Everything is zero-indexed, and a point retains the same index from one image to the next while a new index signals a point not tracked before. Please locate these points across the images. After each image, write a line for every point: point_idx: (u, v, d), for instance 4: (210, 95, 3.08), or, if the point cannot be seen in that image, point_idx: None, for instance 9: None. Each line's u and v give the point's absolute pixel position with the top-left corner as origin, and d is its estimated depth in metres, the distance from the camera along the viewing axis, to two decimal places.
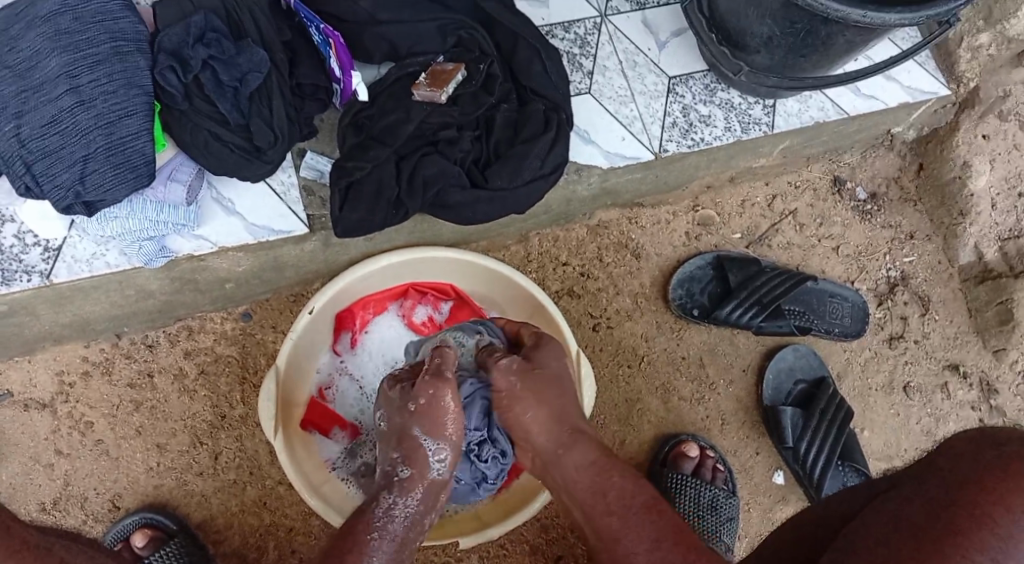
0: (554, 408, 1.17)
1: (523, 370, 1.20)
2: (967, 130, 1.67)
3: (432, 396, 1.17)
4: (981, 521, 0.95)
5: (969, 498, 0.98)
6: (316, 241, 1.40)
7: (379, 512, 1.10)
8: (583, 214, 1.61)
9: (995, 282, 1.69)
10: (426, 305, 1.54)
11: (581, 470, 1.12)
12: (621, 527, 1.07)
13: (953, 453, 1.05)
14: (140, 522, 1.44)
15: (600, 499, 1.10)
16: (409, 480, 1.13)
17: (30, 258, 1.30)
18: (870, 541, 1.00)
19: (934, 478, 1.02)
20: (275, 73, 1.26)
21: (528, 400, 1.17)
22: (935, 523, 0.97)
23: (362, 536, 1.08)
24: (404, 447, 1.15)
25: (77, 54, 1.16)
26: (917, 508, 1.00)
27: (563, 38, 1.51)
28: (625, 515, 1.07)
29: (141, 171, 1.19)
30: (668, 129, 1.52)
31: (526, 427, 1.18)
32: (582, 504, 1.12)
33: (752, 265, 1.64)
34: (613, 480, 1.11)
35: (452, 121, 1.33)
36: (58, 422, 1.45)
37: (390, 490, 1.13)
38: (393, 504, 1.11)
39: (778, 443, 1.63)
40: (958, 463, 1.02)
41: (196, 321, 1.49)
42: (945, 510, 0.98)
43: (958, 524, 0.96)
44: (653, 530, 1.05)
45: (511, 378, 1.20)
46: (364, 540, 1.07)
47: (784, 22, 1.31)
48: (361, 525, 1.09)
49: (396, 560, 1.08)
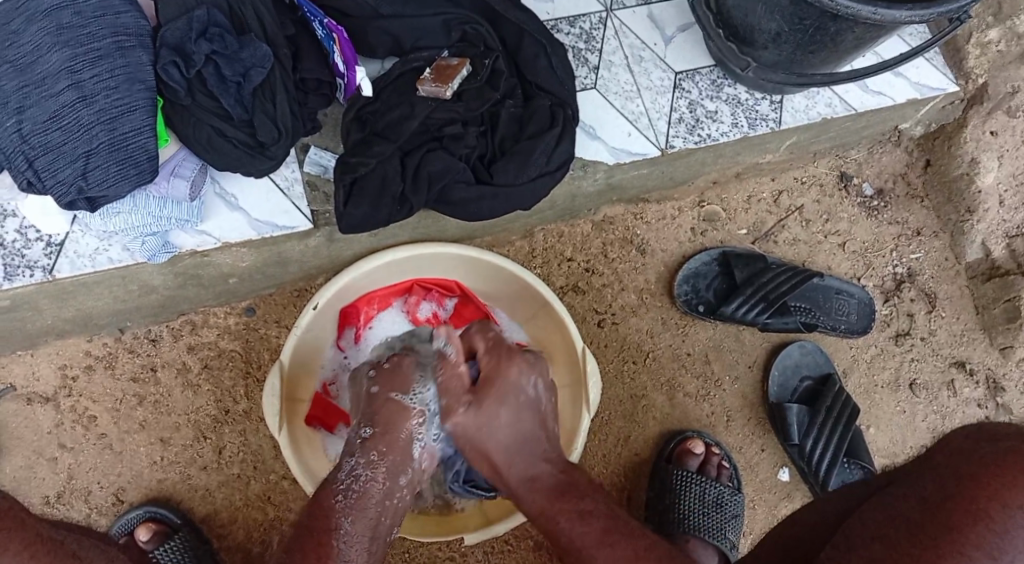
0: (519, 433, 1.16)
1: (480, 410, 1.16)
2: (976, 126, 1.65)
3: (399, 359, 1.27)
4: (979, 516, 0.94)
5: (964, 494, 0.97)
6: (320, 236, 1.40)
7: (343, 475, 1.15)
8: (588, 210, 1.60)
9: (1003, 279, 1.68)
10: (430, 301, 1.53)
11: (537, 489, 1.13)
12: (571, 529, 1.08)
13: (949, 447, 1.04)
14: (144, 516, 1.44)
15: (554, 518, 1.10)
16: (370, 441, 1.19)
17: (33, 252, 1.30)
18: (867, 538, 1.00)
19: (930, 473, 1.02)
20: (279, 69, 1.24)
21: (491, 427, 1.16)
22: (932, 521, 0.97)
23: (326, 501, 1.13)
24: (374, 413, 1.21)
25: (79, 48, 1.15)
26: (914, 506, 1.00)
27: (569, 32, 1.50)
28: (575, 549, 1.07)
29: (144, 167, 1.18)
30: (674, 124, 1.51)
31: (490, 456, 1.16)
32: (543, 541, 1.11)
33: (758, 261, 1.63)
34: (568, 504, 1.10)
35: (457, 117, 1.32)
36: (61, 417, 1.45)
37: (351, 455, 1.18)
38: (356, 469, 1.16)
39: (783, 440, 1.62)
40: (953, 458, 1.02)
41: (200, 316, 1.48)
42: (941, 506, 0.97)
43: (954, 520, 0.95)
44: (604, 547, 1.06)
45: (470, 418, 1.16)
46: (328, 507, 1.12)
47: (792, 18, 1.30)
48: (326, 495, 1.14)
49: (359, 531, 1.12)
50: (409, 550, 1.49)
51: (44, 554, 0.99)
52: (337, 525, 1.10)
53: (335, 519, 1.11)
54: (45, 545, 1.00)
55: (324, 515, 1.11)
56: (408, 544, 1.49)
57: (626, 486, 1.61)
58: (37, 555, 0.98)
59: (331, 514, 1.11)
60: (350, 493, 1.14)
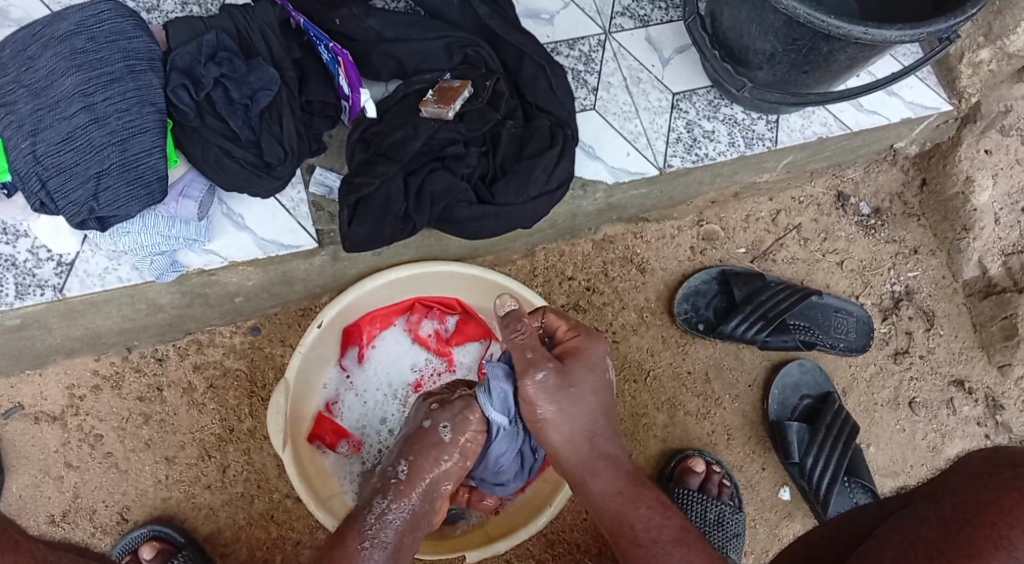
0: (586, 422, 1.19)
1: (561, 383, 1.18)
2: (970, 145, 1.68)
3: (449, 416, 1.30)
4: (999, 543, 0.97)
5: (983, 520, 1.00)
6: (324, 255, 1.42)
7: (372, 518, 1.19)
8: (589, 229, 1.63)
9: (999, 296, 1.69)
10: (432, 319, 1.55)
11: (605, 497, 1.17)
12: (648, 520, 1.15)
13: (968, 472, 1.07)
14: (147, 535, 1.45)
15: (628, 508, 1.16)
16: (403, 485, 1.23)
17: (43, 271, 1.32)
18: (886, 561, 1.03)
19: (948, 498, 1.05)
20: (284, 91, 1.28)
21: (574, 400, 1.18)
22: (951, 545, 1.00)
23: (352, 544, 1.16)
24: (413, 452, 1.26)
25: (92, 72, 1.19)
26: (933, 532, 1.03)
27: (569, 55, 1.53)
28: (651, 541, 1.13)
29: (154, 186, 1.21)
30: (672, 144, 1.54)
31: (558, 425, 1.19)
32: (609, 531, 1.17)
33: (757, 279, 1.65)
34: (641, 500, 1.16)
35: (459, 137, 1.35)
36: (68, 435, 1.46)
37: (383, 496, 1.21)
38: (384, 511, 1.20)
39: (783, 458, 1.63)
40: (971, 483, 1.05)
41: (206, 335, 1.50)
42: (961, 532, 1.00)
43: (975, 546, 0.98)
44: (681, 544, 1.12)
45: (545, 394, 1.18)
46: (355, 550, 1.15)
47: (785, 38, 1.33)
48: (353, 535, 1.17)
49: None
50: None
51: None
52: None
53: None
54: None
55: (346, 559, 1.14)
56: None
57: None
58: None
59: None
60: (380, 540, 1.17)
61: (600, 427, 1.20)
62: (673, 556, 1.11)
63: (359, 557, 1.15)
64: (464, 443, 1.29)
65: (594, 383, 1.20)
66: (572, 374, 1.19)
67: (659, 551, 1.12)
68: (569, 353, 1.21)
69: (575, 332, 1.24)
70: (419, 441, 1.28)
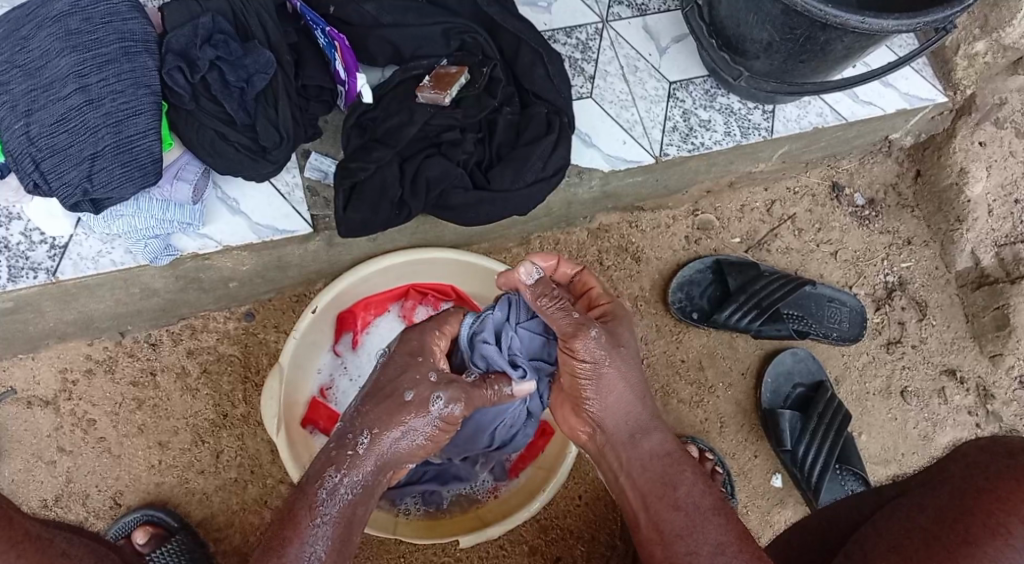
0: (633, 383, 1.10)
1: (612, 342, 1.09)
2: (965, 137, 1.68)
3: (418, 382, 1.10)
4: (996, 530, 0.99)
5: (981, 508, 1.01)
6: (319, 241, 1.42)
7: (328, 488, 1.02)
8: (584, 217, 1.63)
9: (991, 287, 1.69)
10: (426, 306, 1.55)
11: (653, 459, 1.08)
12: (692, 488, 1.06)
13: (966, 461, 1.10)
14: (141, 519, 1.44)
15: (674, 472, 1.07)
16: (362, 460, 1.05)
17: (36, 254, 1.32)
18: (883, 548, 1.05)
19: (946, 486, 1.07)
20: (281, 75, 1.27)
21: (624, 361, 1.09)
22: (948, 531, 1.01)
23: (303, 514, 1.01)
24: (377, 419, 1.07)
25: (87, 53, 1.18)
26: (930, 518, 1.04)
27: (566, 43, 1.53)
28: (692, 506, 1.04)
29: (148, 169, 1.20)
30: (668, 133, 1.54)
31: (609, 385, 1.09)
32: (643, 494, 1.07)
33: (751, 269, 1.66)
34: (686, 465, 1.08)
35: (455, 123, 1.34)
36: (61, 420, 1.46)
37: (339, 467, 1.04)
38: (340, 482, 1.03)
39: (776, 447, 1.64)
40: (969, 472, 1.07)
41: (199, 320, 1.50)
42: (959, 519, 1.02)
43: (972, 533, 1.00)
44: (721, 515, 1.04)
45: (599, 350, 1.08)
46: (304, 525, 1.00)
47: (783, 27, 1.33)
48: (304, 505, 1.01)
49: (339, 548, 1.01)
50: (405, 555, 1.51)
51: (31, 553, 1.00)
52: (302, 552, 0.98)
53: (300, 546, 0.98)
54: (33, 543, 1.01)
55: (294, 537, 0.99)
56: (404, 548, 1.51)
57: None
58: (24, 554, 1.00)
59: (283, 554, 0.97)
60: (331, 515, 1.01)
61: (644, 389, 1.11)
62: (712, 525, 1.02)
63: (307, 537, 0.99)
64: (436, 421, 1.09)
65: (638, 346, 1.13)
66: (617, 333, 1.11)
67: (700, 518, 1.03)
68: (609, 317, 1.13)
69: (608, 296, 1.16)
70: (385, 414, 1.07)
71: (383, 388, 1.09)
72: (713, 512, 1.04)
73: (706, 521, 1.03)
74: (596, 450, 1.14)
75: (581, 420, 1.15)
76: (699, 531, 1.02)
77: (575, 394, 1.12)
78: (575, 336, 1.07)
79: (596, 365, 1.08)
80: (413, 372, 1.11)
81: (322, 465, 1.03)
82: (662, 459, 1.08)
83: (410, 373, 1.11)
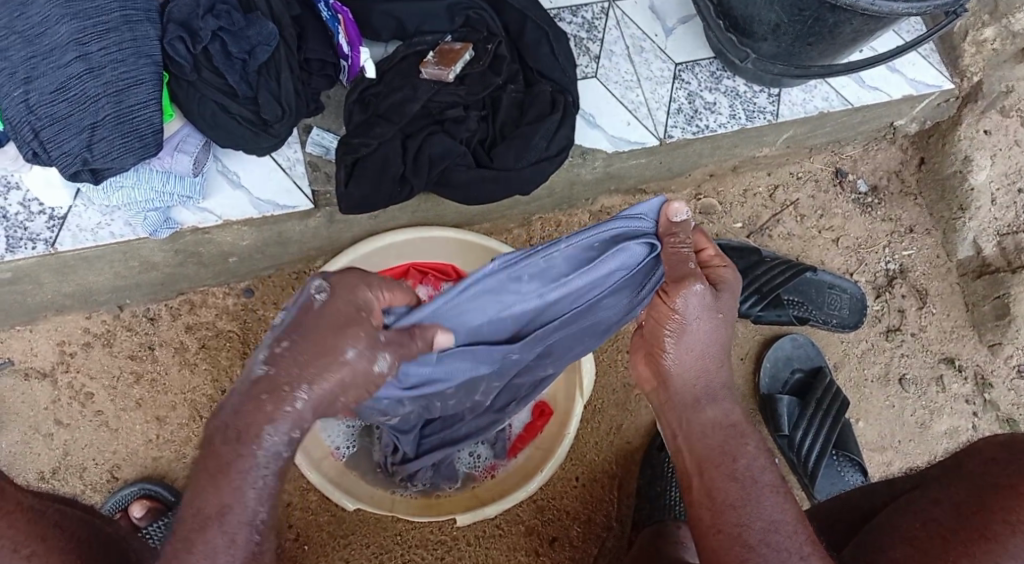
0: (712, 347, 1.05)
1: (713, 302, 1.03)
2: (970, 125, 1.67)
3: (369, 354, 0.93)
4: (1014, 526, 0.99)
5: (999, 504, 1.02)
6: (320, 217, 1.41)
7: (265, 453, 0.90)
8: (586, 199, 1.62)
9: (993, 276, 1.69)
10: (426, 287, 1.47)
11: (715, 426, 1.05)
12: (752, 461, 1.03)
13: (983, 455, 1.09)
14: (138, 493, 1.44)
15: (735, 441, 1.04)
16: (306, 419, 0.90)
17: (35, 225, 1.31)
18: (896, 539, 1.07)
19: (961, 480, 1.08)
20: (284, 47, 1.26)
21: (715, 324, 1.04)
22: (967, 527, 1.02)
23: (237, 480, 0.89)
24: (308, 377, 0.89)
25: (87, 21, 1.17)
26: (947, 513, 1.05)
27: (571, 22, 1.52)
28: (750, 480, 1.01)
29: (148, 140, 1.19)
30: (673, 115, 1.53)
31: (691, 346, 1.04)
32: (700, 460, 1.04)
33: (752, 254, 1.64)
34: (747, 438, 1.05)
35: (458, 100, 1.34)
36: (58, 393, 1.45)
37: (277, 426, 0.89)
38: (280, 442, 0.90)
39: (773, 431, 1.65)
40: (987, 466, 1.07)
41: (198, 296, 1.49)
42: (975, 514, 1.03)
43: (989, 529, 1.00)
44: (778, 492, 1.01)
45: (697, 306, 1.02)
46: (241, 491, 0.89)
47: (792, 9, 1.32)
48: (236, 467, 0.89)
49: (276, 505, 0.93)
50: (401, 533, 1.51)
51: (21, 524, 1.00)
52: (245, 518, 0.90)
53: (241, 511, 0.90)
54: (25, 514, 1.01)
55: (233, 502, 0.89)
56: (401, 526, 1.51)
57: (618, 473, 1.60)
58: (15, 524, 0.99)
59: (223, 522, 0.89)
60: (273, 474, 0.91)
61: (723, 354, 1.07)
62: (768, 502, 1.00)
63: (247, 499, 0.90)
64: (376, 384, 0.95)
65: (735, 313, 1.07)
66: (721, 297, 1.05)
67: (756, 492, 1.00)
68: (718, 280, 1.05)
69: (724, 261, 1.07)
70: (323, 366, 0.90)
71: (320, 344, 0.90)
72: (772, 488, 1.01)
73: (762, 497, 1.00)
74: (658, 405, 1.10)
75: (652, 373, 1.09)
76: (753, 502, 1.00)
77: (658, 348, 1.06)
78: (676, 288, 1.02)
79: (691, 320, 1.03)
80: (360, 323, 0.93)
81: (256, 422, 0.88)
82: (727, 428, 1.05)
83: (355, 330, 0.92)
